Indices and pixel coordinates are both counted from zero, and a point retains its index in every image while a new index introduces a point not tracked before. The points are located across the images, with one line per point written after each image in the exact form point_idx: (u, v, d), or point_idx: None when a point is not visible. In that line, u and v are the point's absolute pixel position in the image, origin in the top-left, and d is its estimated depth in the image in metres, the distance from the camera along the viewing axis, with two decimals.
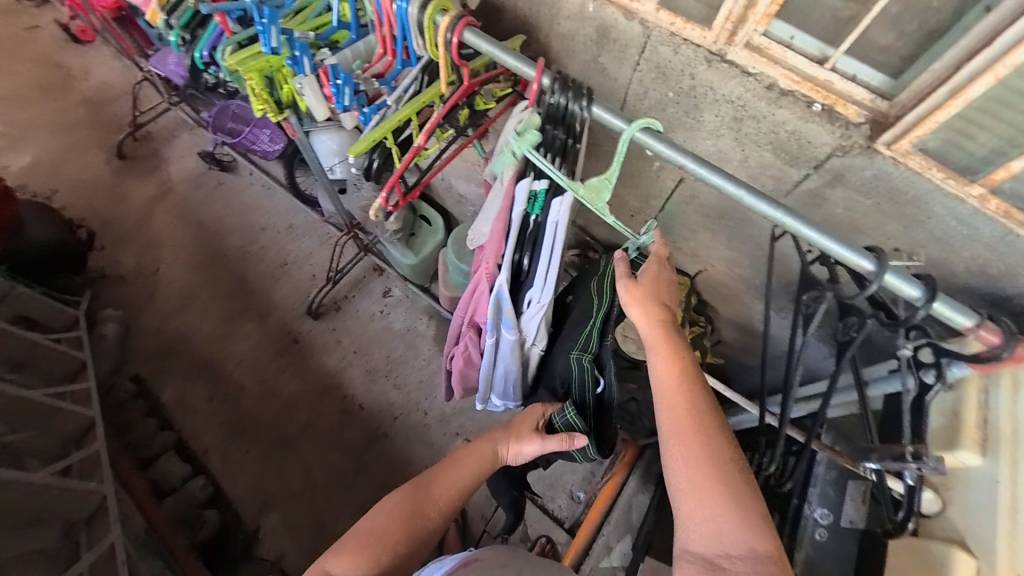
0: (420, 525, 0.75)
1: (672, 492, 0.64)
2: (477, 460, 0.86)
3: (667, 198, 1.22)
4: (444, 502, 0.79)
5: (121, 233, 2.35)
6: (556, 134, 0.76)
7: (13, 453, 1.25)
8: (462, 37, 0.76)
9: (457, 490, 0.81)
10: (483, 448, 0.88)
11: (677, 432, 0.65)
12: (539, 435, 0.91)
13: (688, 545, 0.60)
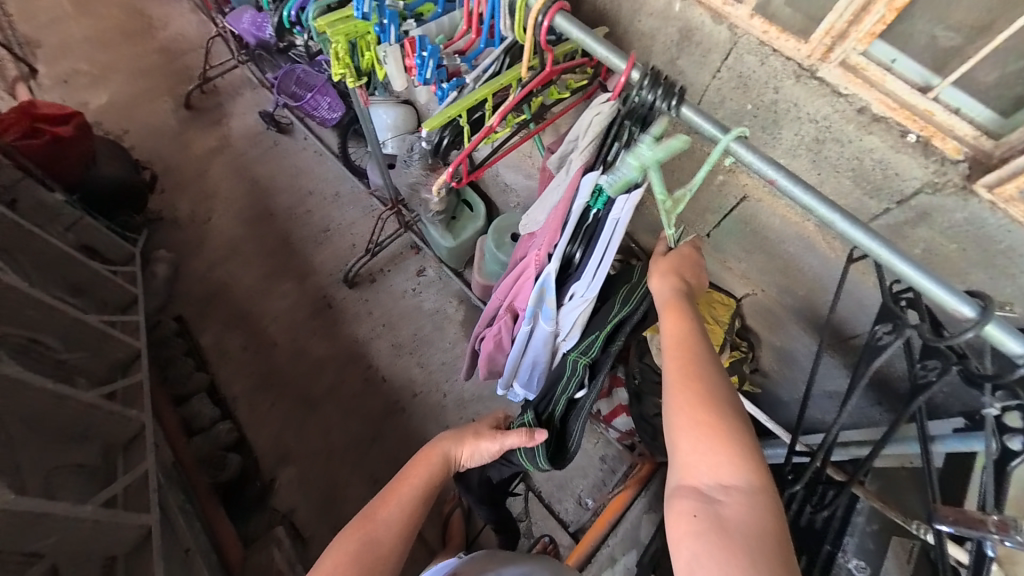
0: (375, 554, 0.63)
1: (670, 430, 0.61)
2: (432, 466, 0.77)
3: (727, 213, 1.16)
4: (400, 523, 0.68)
5: (181, 179, 2.47)
6: (634, 130, 0.72)
7: (66, 371, 1.33)
8: (553, 22, 0.74)
9: (418, 504, 0.72)
10: (441, 454, 0.79)
11: (681, 372, 0.63)
12: (499, 433, 0.86)
13: (684, 482, 0.57)
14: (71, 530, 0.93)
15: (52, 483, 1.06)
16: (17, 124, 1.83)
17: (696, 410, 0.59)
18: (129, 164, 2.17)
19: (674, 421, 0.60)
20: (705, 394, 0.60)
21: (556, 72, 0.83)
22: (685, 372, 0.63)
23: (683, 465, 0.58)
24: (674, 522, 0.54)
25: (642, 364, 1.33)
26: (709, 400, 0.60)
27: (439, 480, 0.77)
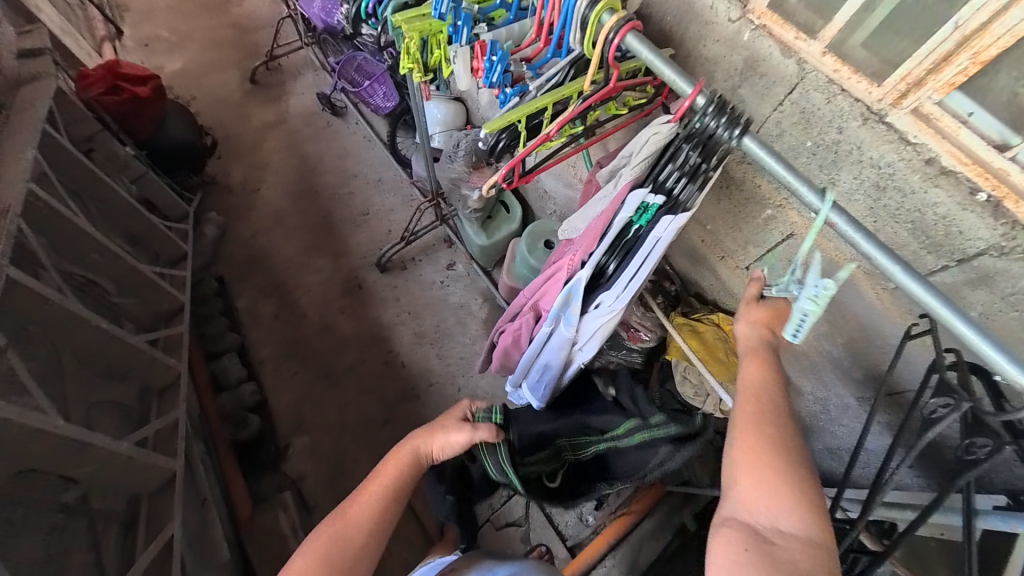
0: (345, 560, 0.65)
1: (732, 465, 0.64)
2: (400, 468, 0.77)
3: (772, 248, 1.13)
4: (370, 527, 0.69)
5: (237, 148, 2.59)
6: (690, 153, 0.70)
7: (116, 314, 1.44)
8: (624, 40, 0.75)
9: (389, 505, 0.72)
10: (407, 458, 0.78)
11: (753, 417, 0.66)
12: (467, 425, 0.84)
13: (739, 515, 0.60)
14: (105, 464, 0.99)
15: (92, 415, 1.14)
16: (101, 80, 1.97)
17: (767, 461, 0.61)
18: (193, 128, 2.30)
19: (740, 464, 0.63)
20: (782, 449, 0.62)
21: (619, 88, 0.83)
22: (762, 421, 0.65)
23: (741, 500, 0.61)
24: (719, 549, 0.57)
25: (662, 389, 1.38)
26: (781, 454, 0.62)
27: (410, 478, 0.77)
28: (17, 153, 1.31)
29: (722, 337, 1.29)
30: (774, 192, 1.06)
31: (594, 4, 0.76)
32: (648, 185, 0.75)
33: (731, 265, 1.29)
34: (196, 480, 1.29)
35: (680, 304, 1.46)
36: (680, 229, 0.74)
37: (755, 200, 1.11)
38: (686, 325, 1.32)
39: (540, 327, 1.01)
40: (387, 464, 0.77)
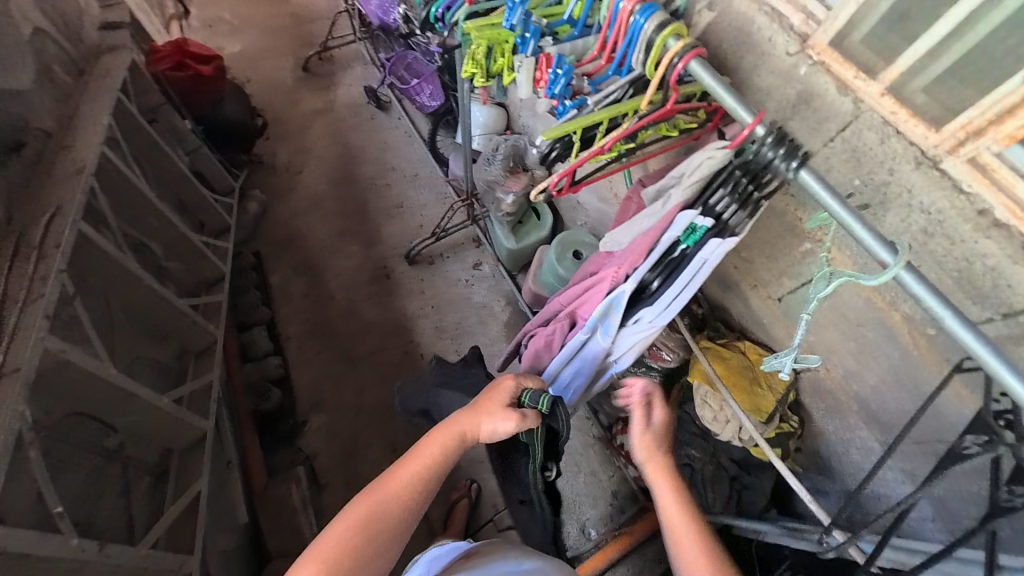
0: (382, 531, 0.68)
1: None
2: (443, 448, 0.78)
3: (807, 282, 1.14)
4: (409, 501, 0.72)
5: (285, 131, 2.70)
6: (743, 181, 0.72)
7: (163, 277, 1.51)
8: (687, 65, 0.76)
9: (427, 484, 0.75)
10: (449, 437, 0.79)
11: (688, 544, 0.75)
12: (515, 413, 0.81)
13: None
14: (145, 415, 1.05)
15: (132, 369, 1.20)
16: (170, 57, 2.09)
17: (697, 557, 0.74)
18: (247, 109, 2.41)
19: None
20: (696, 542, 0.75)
21: (675, 109, 0.86)
22: (682, 525, 0.77)
23: None
24: None
25: (680, 412, 1.39)
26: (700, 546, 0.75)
27: (450, 460, 0.78)
28: (94, 118, 1.40)
29: (747, 365, 1.29)
30: (816, 227, 1.05)
31: (661, 28, 0.78)
32: (698, 207, 0.76)
33: (762, 295, 1.28)
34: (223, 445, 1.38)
35: (706, 328, 1.46)
36: (727, 252, 0.77)
37: (795, 233, 1.11)
38: (712, 349, 1.32)
39: (574, 334, 1.03)
40: (431, 438, 0.79)
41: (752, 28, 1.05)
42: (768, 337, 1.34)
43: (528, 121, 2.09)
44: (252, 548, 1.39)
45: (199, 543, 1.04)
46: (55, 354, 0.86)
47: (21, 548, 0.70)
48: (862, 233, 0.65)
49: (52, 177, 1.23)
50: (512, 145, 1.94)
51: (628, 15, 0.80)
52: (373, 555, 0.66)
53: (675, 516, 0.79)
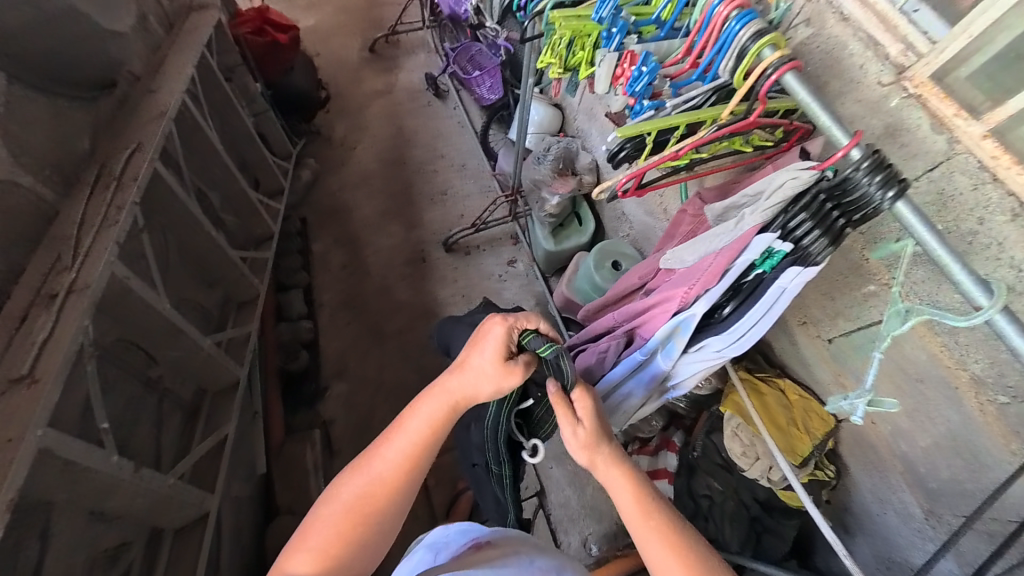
0: (377, 510, 0.68)
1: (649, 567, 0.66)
2: (434, 418, 0.72)
3: (866, 327, 1.06)
4: (400, 479, 0.69)
5: (344, 107, 2.78)
6: (829, 206, 0.69)
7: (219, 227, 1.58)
8: (781, 77, 0.73)
9: (419, 458, 0.71)
10: (439, 407, 0.72)
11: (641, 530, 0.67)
12: (511, 365, 0.72)
13: None
14: (188, 354, 1.11)
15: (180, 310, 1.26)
16: (252, 22, 2.19)
17: (666, 550, 0.65)
18: (313, 80, 2.49)
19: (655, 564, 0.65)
20: (656, 525, 0.66)
21: (757, 123, 0.81)
22: (640, 520, 0.68)
23: None
24: None
25: (706, 441, 1.33)
26: (666, 537, 0.66)
27: (443, 427, 0.72)
28: (179, 67, 1.47)
29: (784, 404, 1.23)
30: (882, 269, 0.98)
31: (758, 37, 0.74)
32: (777, 229, 0.74)
33: (811, 333, 1.21)
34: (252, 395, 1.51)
35: (744, 358, 1.40)
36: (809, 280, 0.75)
37: (857, 273, 1.03)
38: (749, 381, 1.27)
39: (631, 352, 1.02)
40: (416, 409, 0.73)
41: (843, 54, 0.92)
42: (811, 379, 1.27)
43: (583, 126, 2.05)
44: (261, 499, 1.45)
45: (220, 482, 1.08)
46: (121, 280, 0.91)
47: (71, 456, 0.72)
48: (959, 279, 0.60)
49: (136, 116, 1.30)
50: (563, 148, 1.97)
51: (723, 20, 0.76)
52: (373, 530, 0.67)
53: (628, 511, 0.69)
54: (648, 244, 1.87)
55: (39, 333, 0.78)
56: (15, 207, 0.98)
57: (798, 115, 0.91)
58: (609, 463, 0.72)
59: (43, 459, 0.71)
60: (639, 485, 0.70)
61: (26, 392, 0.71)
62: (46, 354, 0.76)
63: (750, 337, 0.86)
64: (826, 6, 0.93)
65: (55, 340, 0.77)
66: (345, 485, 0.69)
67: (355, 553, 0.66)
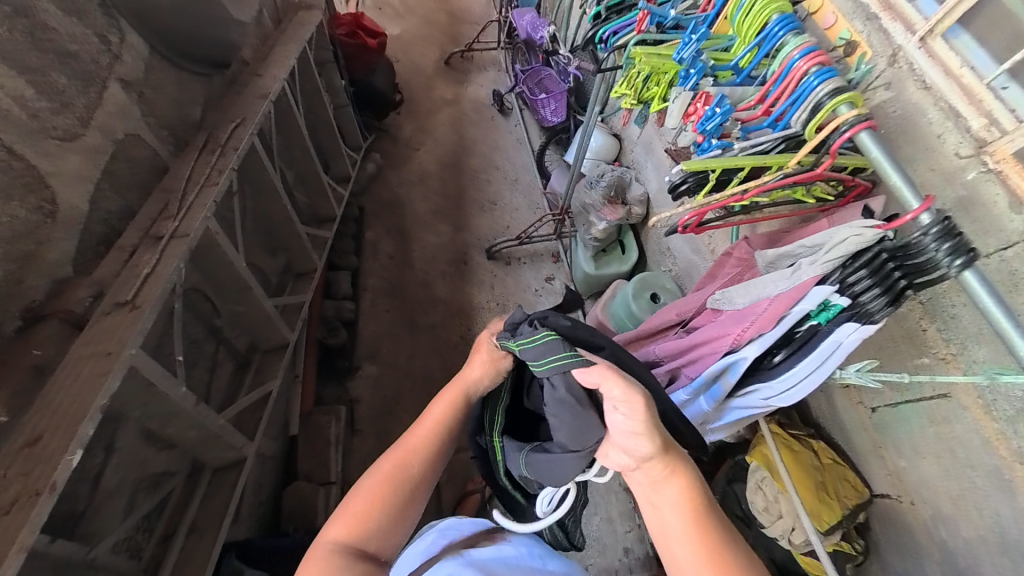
0: (411, 483, 0.69)
1: None
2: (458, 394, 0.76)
3: (917, 401, 1.01)
4: (430, 452, 0.72)
5: (414, 110, 2.95)
6: (891, 267, 0.70)
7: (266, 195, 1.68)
8: (855, 135, 0.73)
9: (446, 429, 0.74)
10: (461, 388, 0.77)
11: (683, 544, 0.57)
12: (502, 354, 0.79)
13: None
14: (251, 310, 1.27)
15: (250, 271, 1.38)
16: (347, 25, 2.39)
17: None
18: (391, 83, 2.68)
19: None
20: (699, 543, 0.57)
21: (823, 175, 0.83)
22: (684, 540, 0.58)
23: None
24: None
25: (727, 489, 1.32)
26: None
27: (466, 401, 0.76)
28: (283, 57, 1.63)
29: (817, 467, 1.18)
30: (940, 342, 0.95)
31: (836, 94, 0.76)
32: (836, 283, 0.75)
33: (853, 398, 1.17)
34: (295, 360, 1.67)
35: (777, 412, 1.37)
36: (867, 338, 0.74)
37: (912, 343, 1.00)
38: (781, 437, 1.23)
39: (673, 391, 1.01)
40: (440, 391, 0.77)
41: (920, 119, 0.92)
42: (846, 444, 1.22)
43: (639, 158, 2.08)
44: (284, 463, 1.55)
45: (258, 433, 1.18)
46: (212, 234, 1.06)
47: (151, 378, 0.83)
48: None
49: (242, 95, 1.45)
50: (618, 176, 2.01)
51: (801, 74, 0.79)
52: (407, 501, 0.68)
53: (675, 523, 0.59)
54: (690, 282, 1.85)
55: (143, 267, 0.91)
56: (136, 158, 1.12)
57: (865, 173, 0.92)
58: (664, 468, 0.61)
59: (130, 376, 0.82)
60: (694, 502, 0.60)
61: (128, 315, 0.83)
62: (145, 288, 0.88)
63: (802, 388, 0.85)
64: (908, 72, 0.93)
65: (156, 276, 0.90)
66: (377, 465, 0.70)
67: (393, 525, 0.67)
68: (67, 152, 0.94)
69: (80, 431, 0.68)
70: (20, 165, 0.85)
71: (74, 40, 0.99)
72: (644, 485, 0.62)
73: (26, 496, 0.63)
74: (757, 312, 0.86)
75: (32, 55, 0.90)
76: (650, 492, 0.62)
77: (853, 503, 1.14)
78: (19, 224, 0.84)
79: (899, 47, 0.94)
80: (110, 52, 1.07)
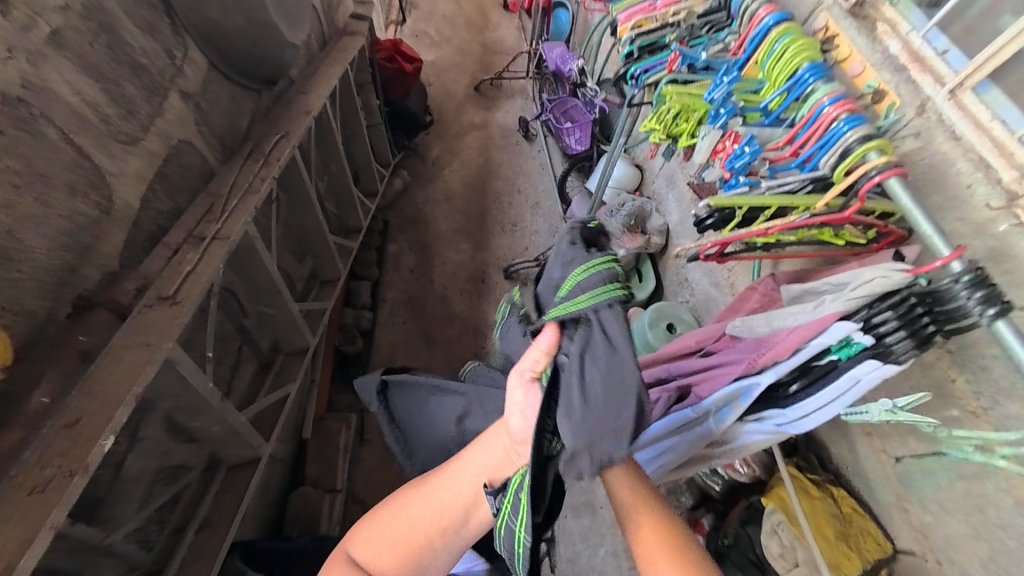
0: (426, 542, 0.74)
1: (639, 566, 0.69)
2: (502, 452, 0.76)
3: (943, 454, 0.98)
4: (452, 500, 0.75)
5: (443, 131, 3.06)
6: (920, 310, 0.69)
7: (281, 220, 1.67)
8: (885, 181, 0.75)
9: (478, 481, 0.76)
10: (501, 454, 0.75)
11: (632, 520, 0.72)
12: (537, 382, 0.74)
13: None
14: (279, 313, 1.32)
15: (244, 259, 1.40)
16: (387, 50, 2.52)
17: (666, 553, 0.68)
18: (423, 105, 2.79)
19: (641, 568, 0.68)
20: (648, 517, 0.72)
21: (851, 219, 0.83)
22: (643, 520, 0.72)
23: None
24: None
25: (741, 531, 1.28)
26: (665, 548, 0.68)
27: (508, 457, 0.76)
28: (327, 77, 1.73)
29: (836, 515, 1.14)
30: (968, 395, 0.92)
31: (865, 140, 0.78)
32: (860, 321, 0.75)
33: (875, 446, 1.14)
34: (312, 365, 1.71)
35: (795, 455, 1.33)
36: (888, 378, 0.74)
37: (939, 394, 0.97)
38: (798, 481, 1.20)
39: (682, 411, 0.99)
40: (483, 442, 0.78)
41: (948, 170, 0.93)
42: (868, 495, 1.18)
43: (661, 189, 2.11)
44: (292, 467, 1.57)
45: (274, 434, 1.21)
46: (249, 238, 1.12)
47: (183, 371, 0.87)
48: None
49: (287, 110, 1.54)
50: (638, 207, 2.05)
51: (831, 120, 0.81)
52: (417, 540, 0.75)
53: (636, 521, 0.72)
54: (707, 315, 1.83)
55: (186, 265, 0.96)
56: (188, 163, 1.20)
57: (895, 220, 0.92)
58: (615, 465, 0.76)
59: (164, 368, 0.85)
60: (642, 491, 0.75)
61: (169, 309, 0.88)
62: (186, 286, 0.93)
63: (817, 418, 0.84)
64: (936, 123, 0.95)
65: (197, 275, 0.95)
66: (412, 487, 0.79)
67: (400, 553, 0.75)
68: (128, 155, 1.01)
69: (116, 417, 0.71)
70: (88, 164, 0.92)
71: (145, 54, 1.07)
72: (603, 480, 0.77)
73: (62, 477, 0.66)
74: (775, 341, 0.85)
75: (109, 65, 0.98)
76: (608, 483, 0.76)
77: (874, 559, 1.09)
78: (80, 218, 0.90)
79: (928, 98, 0.96)
80: (174, 66, 1.16)
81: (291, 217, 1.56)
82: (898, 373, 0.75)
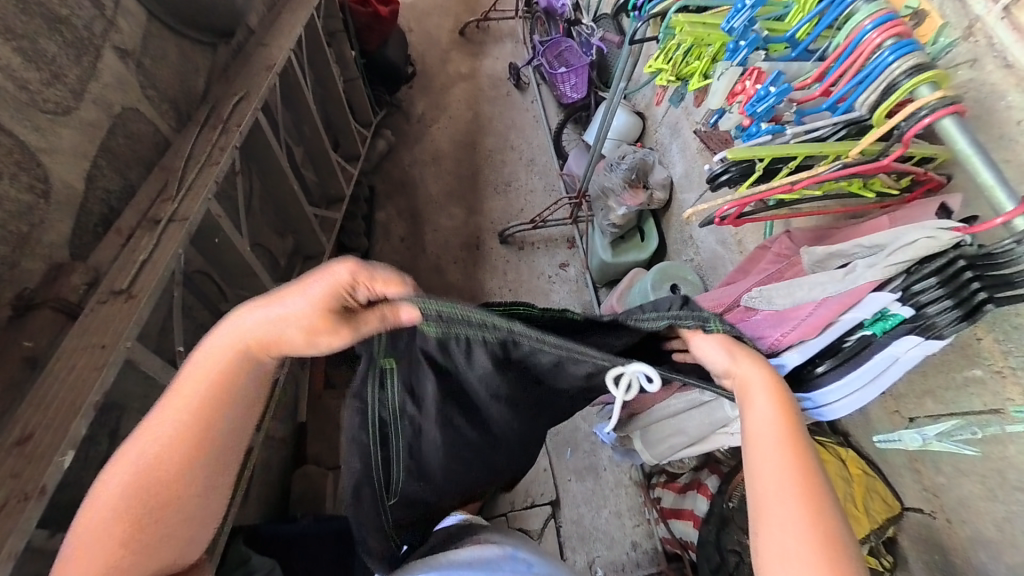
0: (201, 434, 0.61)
1: (792, 506, 0.56)
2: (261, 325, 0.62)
3: (963, 415, 0.92)
4: (185, 432, 0.59)
5: (427, 83, 2.80)
6: (969, 275, 0.62)
7: (182, 145, 1.15)
8: (937, 122, 0.62)
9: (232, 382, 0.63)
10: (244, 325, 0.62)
11: (794, 492, 0.57)
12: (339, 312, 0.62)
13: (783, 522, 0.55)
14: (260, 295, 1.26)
15: (181, 182, 1.05)
16: None
17: (801, 511, 0.55)
18: (404, 55, 2.53)
19: (786, 509, 0.56)
20: (807, 512, 0.55)
21: (889, 167, 0.72)
22: (774, 440, 0.61)
23: (801, 514, 0.55)
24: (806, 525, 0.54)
25: None
26: (803, 477, 0.58)
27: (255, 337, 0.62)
28: (290, 25, 1.50)
29: (845, 477, 1.12)
30: (998, 355, 0.85)
31: (915, 72, 0.65)
32: (898, 290, 0.67)
33: (890, 408, 1.10)
34: None
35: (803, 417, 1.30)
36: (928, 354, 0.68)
37: (963, 353, 0.90)
38: None
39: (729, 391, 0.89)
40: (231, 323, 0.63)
41: (997, 104, 0.79)
42: (879, 454, 1.16)
43: (664, 139, 1.95)
44: (293, 445, 1.63)
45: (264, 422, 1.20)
46: (214, 218, 1.03)
47: (149, 370, 0.82)
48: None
49: (248, 66, 1.35)
50: (640, 159, 1.88)
51: (873, 48, 0.67)
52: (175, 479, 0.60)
53: (776, 469, 0.59)
54: (713, 274, 1.75)
55: (141, 254, 0.89)
56: (137, 133, 1.06)
57: (935, 165, 0.80)
58: (789, 480, 0.57)
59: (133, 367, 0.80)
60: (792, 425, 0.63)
61: (125, 304, 0.82)
62: (141, 278, 0.86)
63: (847, 404, 0.76)
64: (987, 48, 0.79)
65: (153, 263, 0.88)
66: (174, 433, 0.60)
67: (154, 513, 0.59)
68: (60, 128, 0.89)
69: (73, 430, 0.68)
70: (8, 141, 0.80)
71: (65, 5, 0.91)
72: (785, 526, 0.55)
73: (15, 500, 0.63)
74: (798, 319, 0.75)
75: (18, 19, 0.83)
76: (790, 500, 0.56)
77: (882, 518, 1.09)
78: (11, 206, 0.80)
79: (978, 18, 0.79)
80: (103, 17, 0.99)
81: (264, 189, 1.44)
82: (938, 346, 0.68)
